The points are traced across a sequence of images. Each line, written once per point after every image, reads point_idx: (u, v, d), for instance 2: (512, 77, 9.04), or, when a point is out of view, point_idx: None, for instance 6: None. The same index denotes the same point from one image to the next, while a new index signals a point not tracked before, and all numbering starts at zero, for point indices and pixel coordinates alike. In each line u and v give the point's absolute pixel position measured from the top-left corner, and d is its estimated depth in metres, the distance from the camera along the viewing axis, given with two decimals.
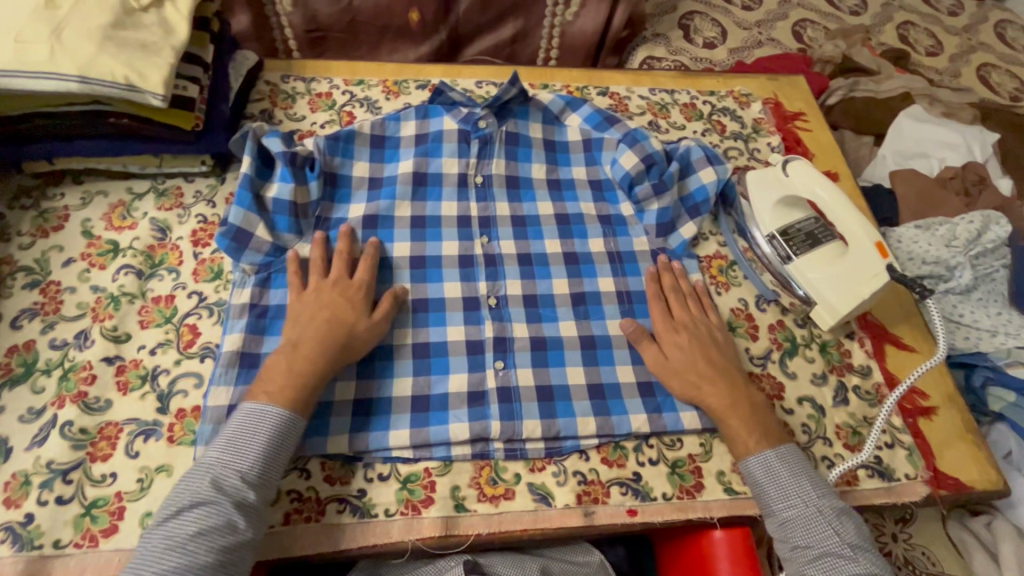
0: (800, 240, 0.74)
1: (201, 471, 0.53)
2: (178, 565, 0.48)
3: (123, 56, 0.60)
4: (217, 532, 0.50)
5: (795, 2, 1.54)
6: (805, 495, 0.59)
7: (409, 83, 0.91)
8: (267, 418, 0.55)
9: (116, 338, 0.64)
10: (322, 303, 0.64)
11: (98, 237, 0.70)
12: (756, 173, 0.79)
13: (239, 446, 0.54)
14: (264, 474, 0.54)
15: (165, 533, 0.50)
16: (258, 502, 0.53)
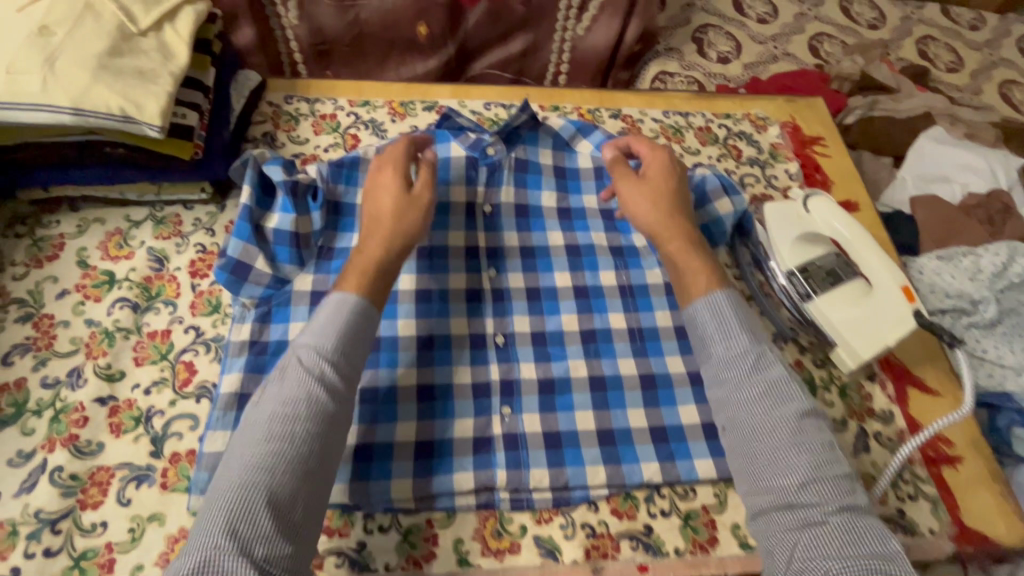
0: (822, 277, 0.71)
1: (284, 367, 0.53)
2: (260, 444, 0.48)
3: (119, 86, 0.58)
4: (300, 406, 0.50)
5: (811, 16, 1.51)
6: (749, 337, 0.59)
7: (416, 105, 0.88)
8: (349, 301, 0.58)
9: (110, 377, 0.61)
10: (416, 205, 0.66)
11: (94, 267, 0.68)
12: (775, 205, 0.76)
13: (329, 326, 0.56)
14: (345, 353, 0.55)
15: (239, 451, 0.49)
16: (347, 369, 0.55)
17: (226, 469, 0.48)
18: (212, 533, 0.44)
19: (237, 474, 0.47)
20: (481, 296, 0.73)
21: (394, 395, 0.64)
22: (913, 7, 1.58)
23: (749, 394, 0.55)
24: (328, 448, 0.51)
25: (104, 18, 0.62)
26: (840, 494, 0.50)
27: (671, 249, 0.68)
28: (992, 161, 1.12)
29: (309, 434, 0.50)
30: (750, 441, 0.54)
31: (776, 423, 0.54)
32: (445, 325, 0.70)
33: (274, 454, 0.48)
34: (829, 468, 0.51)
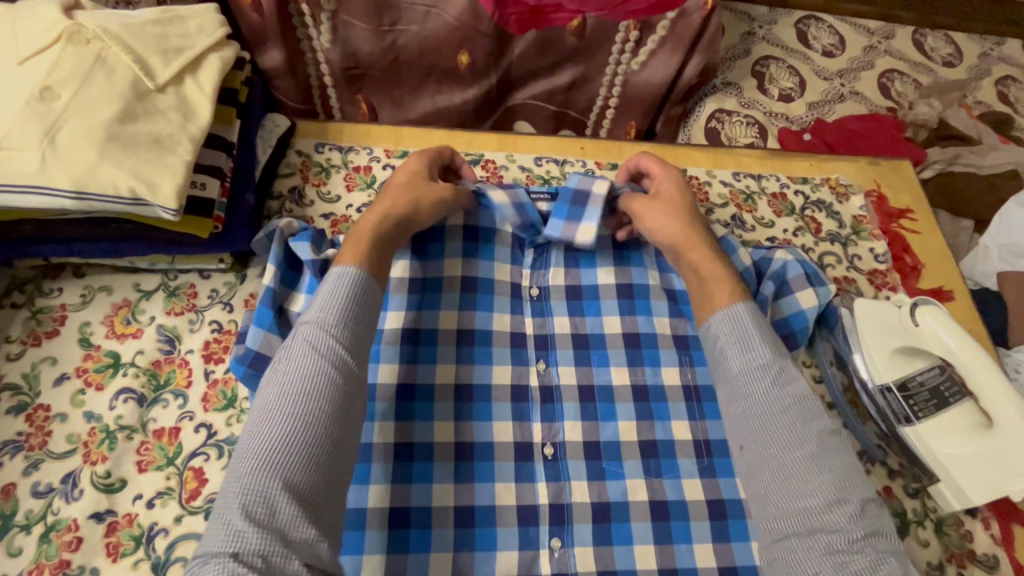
0: (928, 398, 0.61)
1: (294, 341, 0.49)
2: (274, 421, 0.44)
3: (129, 162, 0.50)
4: (315, 383, 0.46)
5: (881, 49, 1.39)
6: (772, 349, 0.53)
7: (459, 158, 0.80)
8: (354, 271, 0.52)
9: (109, 487, 0.54)
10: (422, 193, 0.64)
11: (98, 347, 0.61)
12: (866, 304, 0.67)
13: (336, 300, 0.51)
14: (354, 330, 0.50)
15: (247, 438, 0.44)
16: (359, 342, 0.50)
17: (236, 461, 0.43)
18: (229, 527, 0.40)
19: (247, 468, 0.42)
20: (528, 395, 0.64)
21: (428, 519, 0.56)
22: (992, 43, 1.45)
23: (753, 387, 0.51)
24: (346, 424, 0.46)
25: (117, 74, 0.54)
26: (859, 502, 0.45)
27: (695, 263, 0.62)
28: None
29: (326, 416, 0.45)
30: (769, 455, 0.48)
31: (786, 434, 0.48)
32: (487, 430, 0.61)
33: (291, 438, 0.43)
34: (851, 486, 0.45)
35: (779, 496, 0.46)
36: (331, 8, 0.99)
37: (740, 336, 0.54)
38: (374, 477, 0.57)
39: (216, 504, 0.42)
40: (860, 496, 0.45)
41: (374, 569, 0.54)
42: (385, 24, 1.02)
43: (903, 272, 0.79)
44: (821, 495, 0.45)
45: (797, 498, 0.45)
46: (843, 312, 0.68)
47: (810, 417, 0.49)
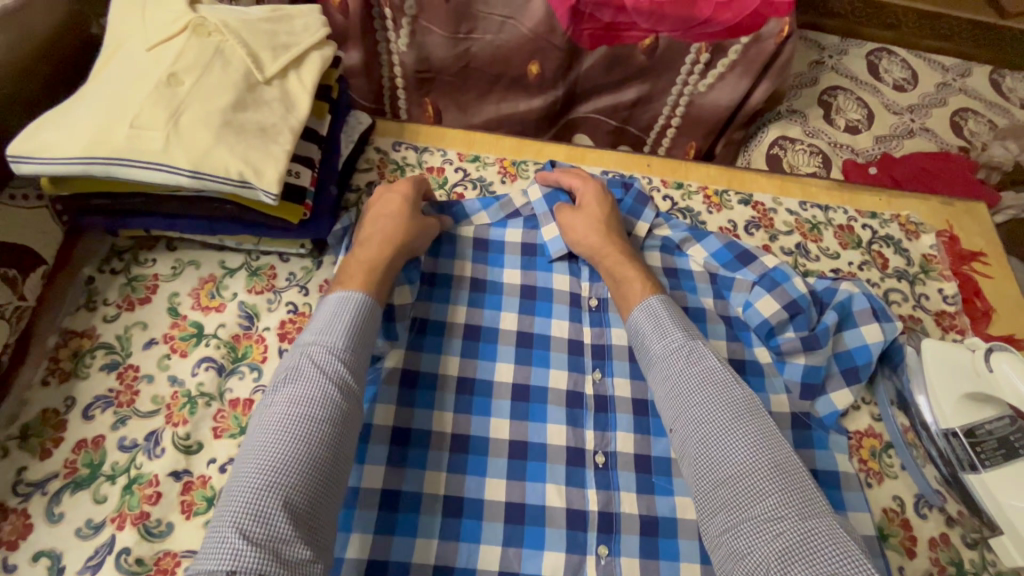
0: (995, 448, 0.60)
1: (296, 364, 0.52)
2: (279, 440, 0.47)
3: (240, 148, 0.53)
4: (313, 408, 0.49)
5: (956, 87, 1.35)
6: (699, 376, 0.56)
7: (529, 165, 0.82)
8: (350, 300, 0.57)
9: (187, 449, 0.58)
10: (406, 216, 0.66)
11: (184, 317, 0.65)
12: (936, 345, 0.65)
13: (335, 328, 0.55)
14: (353, 352, 0.54)
15: (251, 453, 0.48)
16: (358, 368, 0.54)
17: (239, 475, 0.47)
18: (224, 541, 0.43)
19: (249, 483, 0.45)
20: (583, 402, 0.65)
21: (479, 510, 0.58)
22: None
23: (695, 397, 0.55)
24: (342, 445, 0.50)
25: (232, 65, 0.58)
26: (792, 490, 0.48)
27: (611, 269, 0.68)
28: None
29: (324, 437, 0.49)
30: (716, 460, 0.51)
31: (727, 439, 0.52)
32: (541, 432, 0.63)
33: (292, 456, 0.47)
34: (784, 474, 0.49)
35: (721, 527, 0.49)
36: (412, 13, 1.03)
37: (678, 352, 0.58)
38: (430, 464, 0.60)
39: (218, 513, 0.45)
40: (797, 482, 0.49)
41: (427, 555, 0.56)
42: (461, 32, 1.05)
43: (973, 317, 0.77)
44: (763, 490, 0.49)
45: (738, 493, 0.49)
46: (908, 350, 0.68)
47: (746, 416, 0.53)
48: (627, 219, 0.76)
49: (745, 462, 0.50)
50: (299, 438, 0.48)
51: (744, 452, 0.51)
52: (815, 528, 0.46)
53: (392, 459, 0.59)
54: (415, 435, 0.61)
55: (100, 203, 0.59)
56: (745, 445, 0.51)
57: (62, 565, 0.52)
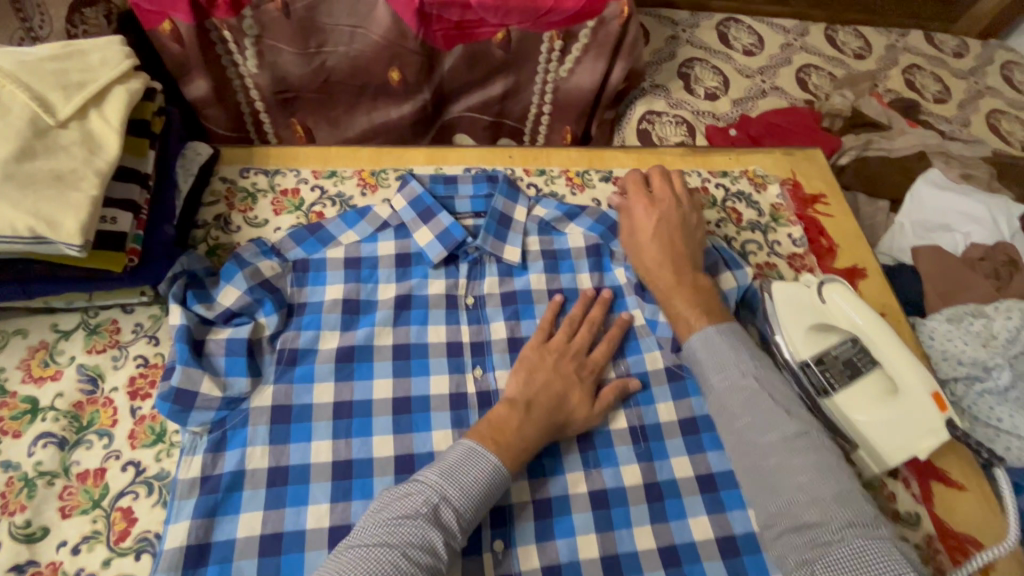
0: (841, 369, 0.65)
1: (415, 498, 0.53)
2: (371, 574, 0.47)
3: (28, 200, 0.49)
4: (419, 559, 0.49)
5: (798, 46, 1.47)
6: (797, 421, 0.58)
7: (388, 173, 0.80)
8: (487, 458, 0.56)
9: (29, 537, 0.52)
10: (560, 373, 0.64)
11: (13, 393, 0.58)
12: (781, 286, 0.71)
13: (466, 479, 0.54)
14: (471, 518, 0.54)
15: (343, 575, 0.48)
16: (466, 529, 0.54)
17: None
18: None
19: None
20: (466, 400, 0.65)
21: None
22: (897, 35, 1.55)
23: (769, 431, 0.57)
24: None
25: (13, 111, 0.53)
26: (855, 511, 0.52)
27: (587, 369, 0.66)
28: (992, 209, 1.05)
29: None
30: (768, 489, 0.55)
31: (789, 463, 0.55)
32: (426, 439, 0.62)
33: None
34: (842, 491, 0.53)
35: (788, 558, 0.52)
36: (255, 33, 0.99)
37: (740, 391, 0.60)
38: (312, 496, 0.57)
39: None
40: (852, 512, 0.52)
41: None
42: (312, 47, 1.02)
43: (819, 254, 0.83)
44: (807, 511, 0.52)
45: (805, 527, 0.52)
46: (763, 294, 0.72)
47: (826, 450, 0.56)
48: (504, 207, 0.76)
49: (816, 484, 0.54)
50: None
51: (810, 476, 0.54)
52: (869, 550, 0.49)
53: (270, 501, 0.56)
54: (293, 471, 0.58)
55: None
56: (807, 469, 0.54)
57: None
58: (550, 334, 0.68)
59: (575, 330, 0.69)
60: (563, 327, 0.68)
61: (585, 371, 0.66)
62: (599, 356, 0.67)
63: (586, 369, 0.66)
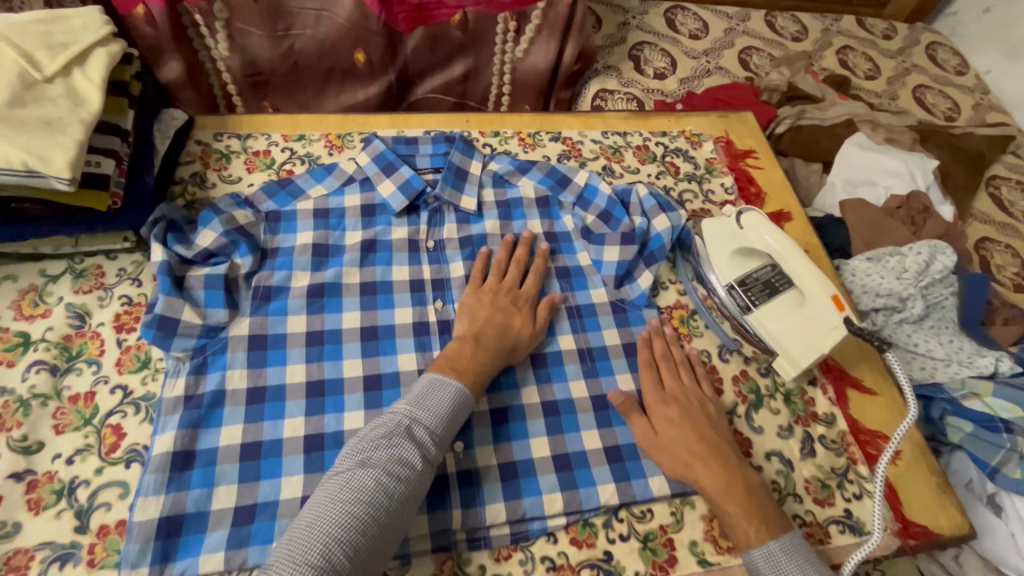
0: (759, 288, 0.74)
1: (388, 424, 0.57)
2: (355, 491, 0.52)
3: (21, 139, 0.55)
4: (396, 472, 0.54)
5: (740, 30, 1.58)
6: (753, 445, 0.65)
7: (354, 137, 0.87)
8: (448, 383, 0.61)
9: (26, 449, 0.57)
10: (501, 307, 0.70)
11: (6, 329, 0.63)
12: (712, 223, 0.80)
13: (432, 403, 0.59)
14: (444, 434, 0.58)
15: (330, 494, 0.52)
16: (441, 445, 0.58)
17: (315, 510, 0.51)
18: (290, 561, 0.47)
19: (325, 521, 0.49)
20: (428, 329, 0.72)
21: (341, 440, 0.62)
22: (832, 20, 1.68)
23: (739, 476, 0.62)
24: (408, 510, 0.54)
25: (3, 66, 0.59)
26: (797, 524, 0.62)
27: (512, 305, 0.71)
28: (910, 168, 1.18)
29: (398, 502, 0.53)
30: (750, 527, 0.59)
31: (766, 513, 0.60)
32: (392, 361, 0.68)
33: (368, 512, 0.51)
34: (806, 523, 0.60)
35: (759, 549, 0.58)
36: (225, 17, 1.05)
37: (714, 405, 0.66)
38: (288, 411, 0.63)
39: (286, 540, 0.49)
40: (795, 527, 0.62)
41: (293, 490, 0.59)
42: (280, 30, 1.09)
43: (749, 200, 0.93)
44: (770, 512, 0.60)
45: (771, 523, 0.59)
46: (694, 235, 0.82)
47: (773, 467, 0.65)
48: (461, 161, 0.84)
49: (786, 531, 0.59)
50: (376, 491, 0.52)
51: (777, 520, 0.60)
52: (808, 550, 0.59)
53: (249, 415, 0.62)
54: (270, 390, 0.64)
55: None
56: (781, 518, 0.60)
57: None
58: (485, 277, 0.74)
59: (506, 271, 0.75)
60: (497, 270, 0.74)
61: (521, 302, 0.72)
62: (530, 289, 0.73)
63: (523, 300, 0.72)
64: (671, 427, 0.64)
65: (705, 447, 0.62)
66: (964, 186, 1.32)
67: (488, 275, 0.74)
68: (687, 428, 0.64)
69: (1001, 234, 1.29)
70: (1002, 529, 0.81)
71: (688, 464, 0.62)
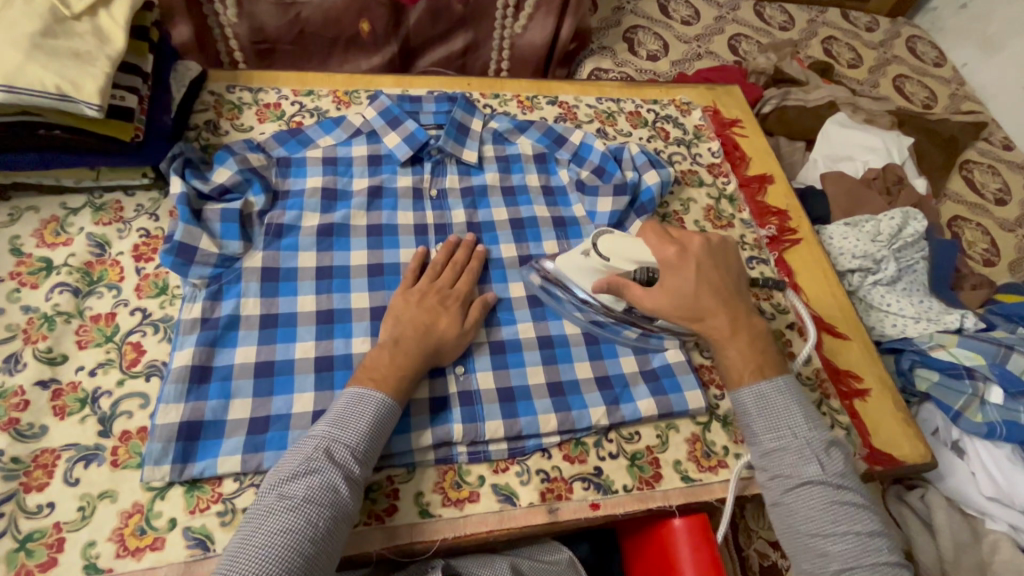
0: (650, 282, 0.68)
1: (307, 449, 0.53)
2: (278, 526, 0.48)
3: (53, 65, 0.59)
4: (318, 501, 0.50)
5: (730, 18, 1.64)
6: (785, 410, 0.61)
7: (361, 94, 0.91)
8: (368, 397, 0.57)
9: (51, 360, 0.61)
10: (426, 308, 0.66)
11: (29, 254, 0.67)
12: (609, 237, 0.70)
13: (352, 420, 0.55)
14: (368, 451, 0.55)
15: (251, 535, 0.49)
16: (367, 463, 0.55)
17: (234, 555, 0.47)
18: None
19: (245, 565, 0.46)
20: None
21: (349, 362, 0.66)
22: (818, 12, 1.75)
23: (773, 424, 0.61)
24: (337, 537, 0.51)
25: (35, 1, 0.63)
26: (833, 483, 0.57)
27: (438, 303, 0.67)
28: (887, 142, 1.27)
29: (324, 531, 0.50)
30: (753, 432, 0.62)
31: (783, 414, 0.61)
32: None
33: (292, 545, 0.48)
34: (848, 497, 0.56)
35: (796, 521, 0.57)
36: None
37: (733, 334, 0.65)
38: (299, 336, 0.66)
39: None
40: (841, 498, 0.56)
41: (305, 404, 0.62)
42: None
43: (734, 163, 0.98)
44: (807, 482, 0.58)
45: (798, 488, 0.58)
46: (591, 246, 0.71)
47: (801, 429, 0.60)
48: (462, 117, 0.87)
49: (799, 448, 0.59)
50: (298, 527, 0.49)
51: (792, 424, 0.60)
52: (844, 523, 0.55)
53: (262, 337, 0.65)
54: (282, 316, 0.67)
55: None
56: (807, 425, 0.60)
57: None
58: (419, 278, 0.71)
59: (441, 273, 0.72)
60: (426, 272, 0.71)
61: (450, 301, 0.68)
62: (463, 288, 0.70)
63: (451, 300, 0.68)
64: (675, 281, 0.65)
65: (690, 302, 0.65)
66: (938, 167, 1.39)
67: (421, 277, 0.71)
68: (699, 285, 0.65)
69: (972, 213, 1.36)
70: (964, 469, 0.88)
71: (749, 363, 0.64)
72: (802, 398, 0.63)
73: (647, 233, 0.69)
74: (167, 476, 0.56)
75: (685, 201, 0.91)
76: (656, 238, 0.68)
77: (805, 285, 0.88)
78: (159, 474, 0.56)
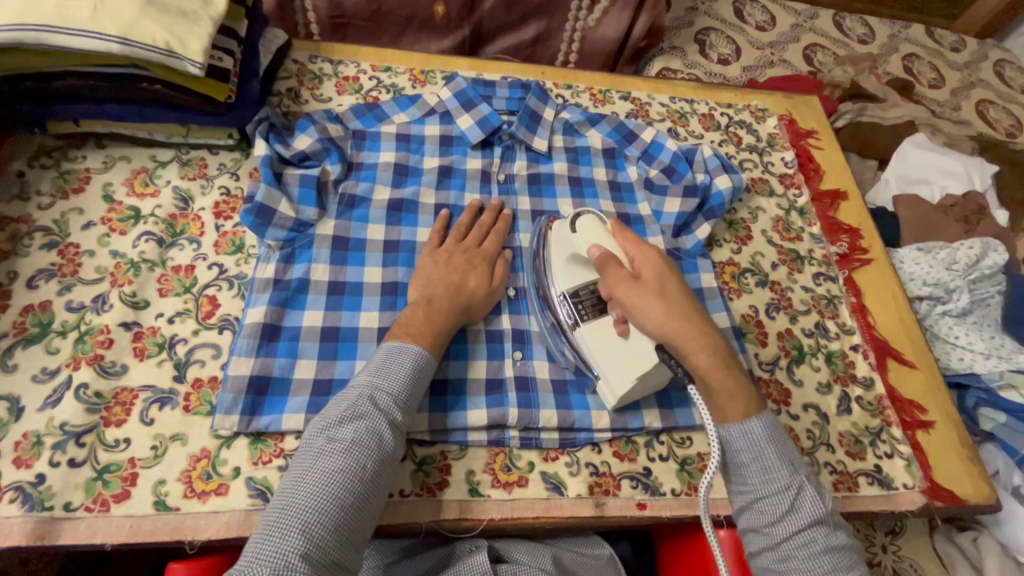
0: (595, 303, 0.65)
1: (350, 397, 0.53)
2: (331, 468, 0.48)
3: (164, 22, 0.61)
4: (367, 445, 0.50)
5: (807, 26, 1.58)
6: (786, 464, 0.54)
7: (436, 74, 0.92)
8: (408, 348, 0.58)
9: (135, 304, 0.63)
10: (454, 267, 0.67)
11: (120, 203, 0.70)
12: (590, 225, 0.66)
13: (392, 370, 0.56)
14: (408, 399, 0.55)
15: (304, 475, 0.48)
16: (408, 412, 0.55)
17: (289, 494, 0.47)
18: (266, 550, 0.43)
19: (303, 503, 0.46)
20: (516, 253, 0.76)
21: None
22: (901, 27, 1.67)
23: (769, 475, 0.53)
24: (385, 481, 0.51)
25: None
26: (835, 547, 0.51)
27: (465, 259, 0.69)
28: (968, 169, 1.21)
29: (373, 472, 0.50)
30: (744, 476, 0.54)
31: (777, 455, 0.54)
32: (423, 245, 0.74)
33: (344, 484, 0.48)
34: (840, 549, 0.51)
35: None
36: None
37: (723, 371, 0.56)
38: (364, 305, 0.68)
39: (264, 526, 0.45)
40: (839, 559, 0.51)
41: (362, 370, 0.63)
42: None
43: (807, 175, 0.95)
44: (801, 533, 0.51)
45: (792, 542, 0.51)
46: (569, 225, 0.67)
47: (794, 469, 0.54)
48: (536, 105, 0.86)
49: (795, 491, 0.53)
50: (349, 469, 0.49)
51: (786, 465, 0.53)
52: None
53: (330, 303, 0.67)
54: (349, 285, 0.69)
55: (29, 85, 0.65)
56: (796, 465, 0.54)
57: (22, 404, 0.56)
58: (444, 239, 0.72)
59: (466, 235, 0.73)
60: (455, 232, 0.72)
61: (478, 262, 0.69)
62: (489, 248, 0.71)
63: (479, 259, 0.70)
64: (653, 284, 0.59)
65: (675, 304, 0.58)
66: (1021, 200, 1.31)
67: (447, 238, 0.72)
68: (666, 299, 0.58)
69: None
70: None
71: (711, 391, 0.56)
72: (785, 434, 0.56)
73: (624, 238, 0.64)
74: (235, 426, 0.58)
75: (753, 210, 0.89)
76: (632, 243, 0.63)
77: (872, 308, 0.85)
78: (228, 423, 0.58)
